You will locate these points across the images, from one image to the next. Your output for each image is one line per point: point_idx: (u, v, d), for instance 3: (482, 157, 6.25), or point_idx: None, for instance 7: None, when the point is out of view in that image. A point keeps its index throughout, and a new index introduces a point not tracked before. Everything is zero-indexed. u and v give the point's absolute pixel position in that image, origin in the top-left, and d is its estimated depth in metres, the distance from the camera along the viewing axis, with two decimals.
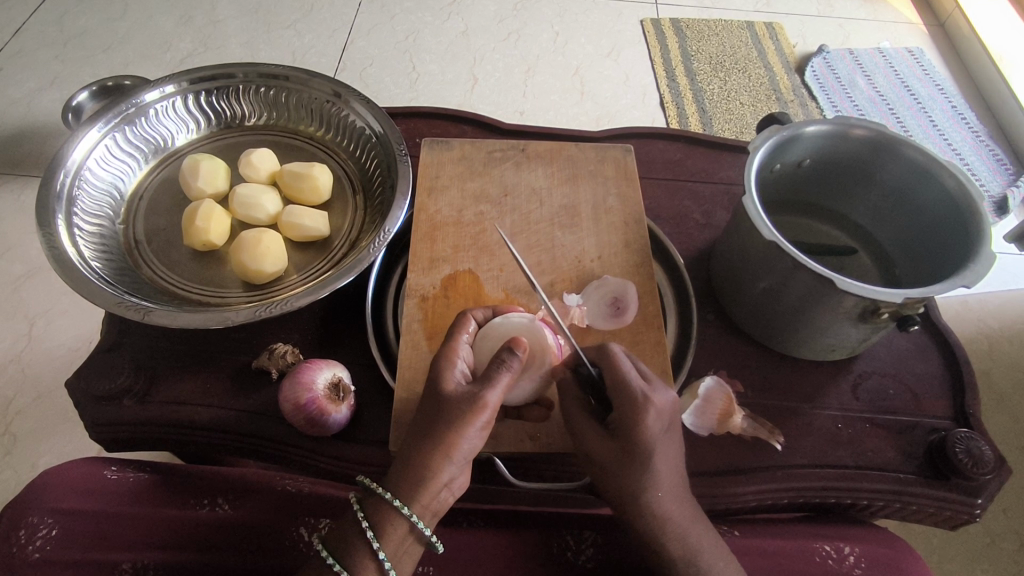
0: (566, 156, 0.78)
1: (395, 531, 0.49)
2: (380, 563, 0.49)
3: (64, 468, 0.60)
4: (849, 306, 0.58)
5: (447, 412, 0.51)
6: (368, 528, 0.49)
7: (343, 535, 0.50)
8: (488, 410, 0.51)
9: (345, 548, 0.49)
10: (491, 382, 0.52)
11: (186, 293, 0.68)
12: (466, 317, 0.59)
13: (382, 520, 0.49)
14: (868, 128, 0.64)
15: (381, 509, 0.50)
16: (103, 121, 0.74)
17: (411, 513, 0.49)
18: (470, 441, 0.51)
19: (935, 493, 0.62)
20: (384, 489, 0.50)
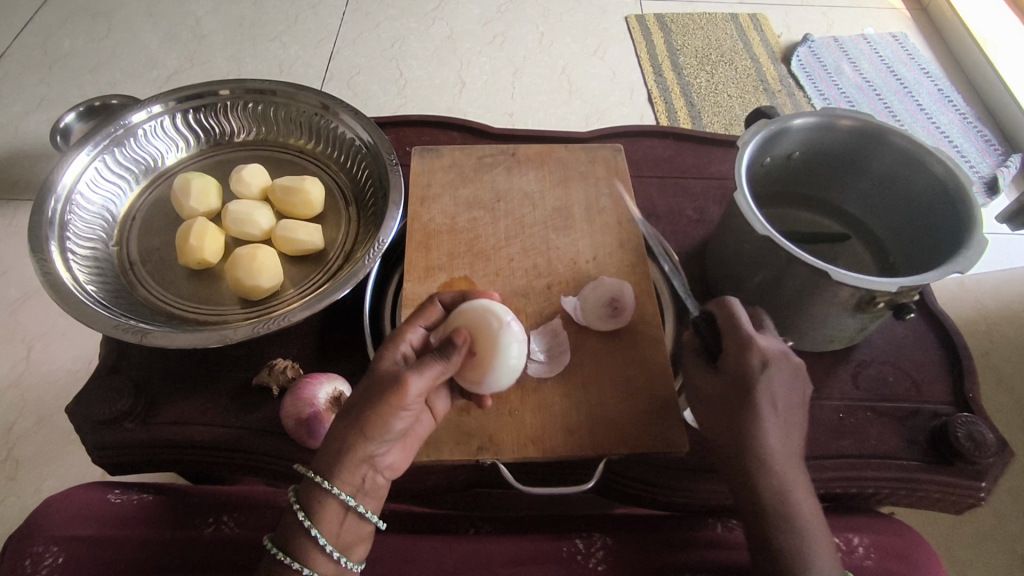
0: (557, 158, 0.79)
1: (329, 513, 0.49)
2: (319, 544, 0.49)
3: (64, 495, 0.60)
4: (845, 297, 0.58)
5: (372, 392, 0.51)
6: (301, 514, 0.49)
7: (285, 525, 0.50)
8: (412, 394, 0.50)
9: (286, 536, 0.49)
10: (420, 368, 0.51)
11: (183, 312, 0.68)
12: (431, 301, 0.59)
13: (314, 504, 0.49)
14: (856, 118, 0.64)
15: (311, 493, 0.49)
16: (92, 144, 0.74)
17: (337, 491, 0.49)
18: (395, 419, 0.50)
19: (940, 478, 0.62)
20: (310, 471, 0.49)
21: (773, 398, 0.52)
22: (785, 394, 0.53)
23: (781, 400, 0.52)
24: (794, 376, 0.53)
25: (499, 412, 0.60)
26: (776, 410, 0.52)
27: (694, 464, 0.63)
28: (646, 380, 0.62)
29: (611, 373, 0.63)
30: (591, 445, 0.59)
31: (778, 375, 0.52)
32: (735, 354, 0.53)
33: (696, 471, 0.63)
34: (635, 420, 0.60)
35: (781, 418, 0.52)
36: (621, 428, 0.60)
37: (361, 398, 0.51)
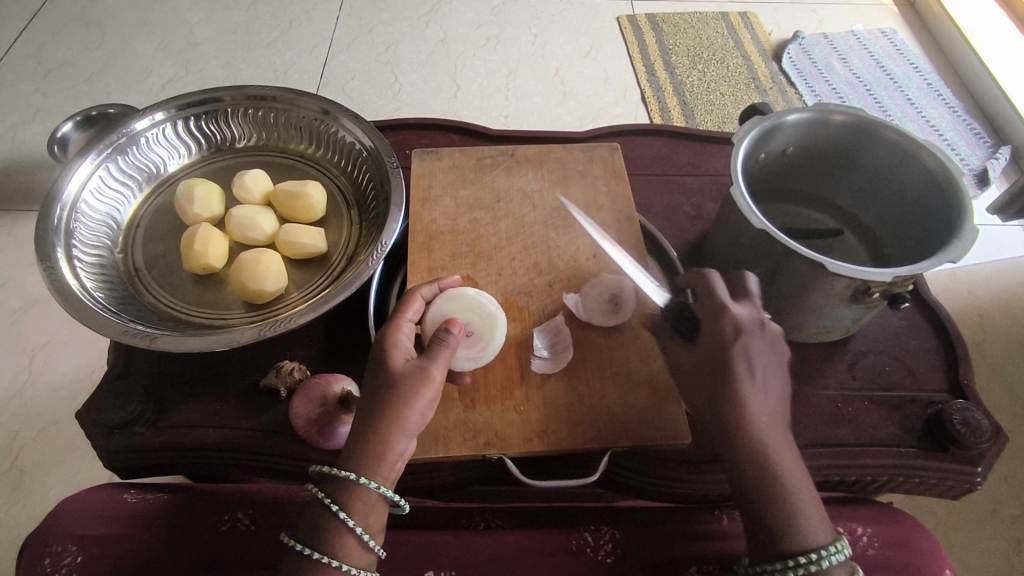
0: (555, 158, 0.80)
1: (364, 506, 0.50)
2: (358, 536, 0.50)
3: (80, 497, 0.61)
4: (841, 289, 0.60)
5: (390, 389, 0.52)
6: (334, 506, 0.50)
7: (313, 521, 0.51)
8: (435, 383, 0.54)
9: (316, 530, 0.50)
10: (434, 358, 0.55)
11: (188, 317, 0.69)
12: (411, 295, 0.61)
13: (350, 498, 0.50)
14: (849, 113, 0.65)
15: (343, 488, 0.50)
16: (95, 152, 0.75)
17: (375, 484, 0.50)
18: (422, 412, 0.53)
19: (936, 464, 0.63)
20: (341, 468, 0.50)
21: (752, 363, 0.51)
22: (767, 364, 0.53)
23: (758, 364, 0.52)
24: (771, 344, 0.53)
25: (504, 409, 0.61)
26: (755, 379, 0.51)
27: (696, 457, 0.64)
28: (648, 374, 0.63)
29: (613, 368, 0.64)
30: (595, 440, 0.60)
31: (757, 344, 0.53)
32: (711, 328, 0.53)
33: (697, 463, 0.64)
34: (638, 414, 0.61)
35: (763, 386, 0.52)
36: (625, 421, 0.61)
37: (383, 397, 0.52)
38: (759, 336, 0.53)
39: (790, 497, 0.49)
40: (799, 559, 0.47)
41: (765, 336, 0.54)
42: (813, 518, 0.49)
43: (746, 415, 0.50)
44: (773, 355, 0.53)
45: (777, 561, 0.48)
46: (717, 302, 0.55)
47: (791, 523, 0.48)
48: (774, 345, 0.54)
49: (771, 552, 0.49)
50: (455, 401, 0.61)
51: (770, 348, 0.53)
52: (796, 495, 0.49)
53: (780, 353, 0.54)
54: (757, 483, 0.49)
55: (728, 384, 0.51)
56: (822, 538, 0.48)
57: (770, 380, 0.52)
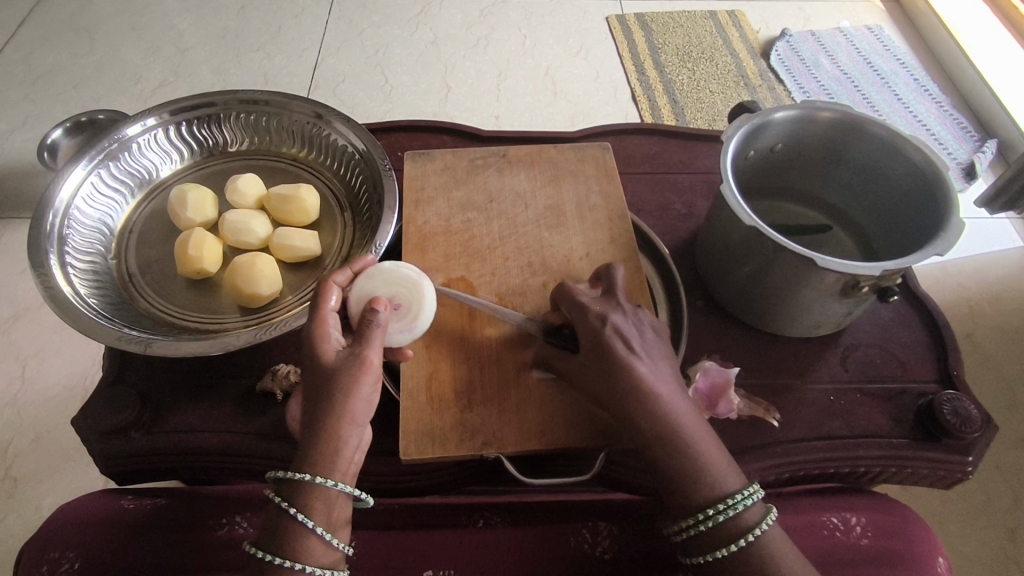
0: (546, 158, 0.80)
1: (320, 504, 0.51)
2: (317, 534, 0.51)
3: (79, 504, 0.61)
4: (830, 283, 0.61)
5: (331, 386, 0.52)
6: (291, 508, 0.51)
7: (273, 527, 0.51)
8: (373, 367, 0.54)
9: (274, 533, 0.51)
10: (366, 342, 0.54)
11: (183, 322, 0.69)
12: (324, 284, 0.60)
13: (305, 499, 0.51)
14: (834, 110, 0.66)
15: (299, 490, 0.51)
16: (87, 159, 0.74)
17: (329, 481, 0.51)
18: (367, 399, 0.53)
19: (927, 454, 0.64)
20: (293, 471, 0.51)
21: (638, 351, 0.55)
22: (641, 340, 0.56)
23: (643, 346, 0.55)
24: (643, 326, 0.57)
25: (501, 408, 0.62)
26: (642, 356, 0.55)
27: None
28: None
29: None
30: (591, 437, 0.60)
31: (631, 329, 0.56)
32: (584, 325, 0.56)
33: None
34: None
35: (652, 362, 0.55)
36: None
37: (326, 396, 0.52)
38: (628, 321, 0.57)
39: (694, 454, 0.52)
40: (709, 510, 0.51)
41: (636, 321, 0.57)
42: (720, 466, 0.53)
43: (637, 388, 0.53)
44: (650, 335, 0.57)
45: (690, 515, 0.52)
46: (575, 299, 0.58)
47: (701, 477, 0.52)
48: (645, 328, 0.57)
49: (690, 509, 0.52)
50: (453, 401, 0.62)
51: (646, 330, 0.57)
52: (699, 449, 0.53)
53: (656, 333, 0.58)
54: (659, 447, 0.52)
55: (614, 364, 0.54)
56: (730, 490, 0.52)
57: (652, 353, 0.56)
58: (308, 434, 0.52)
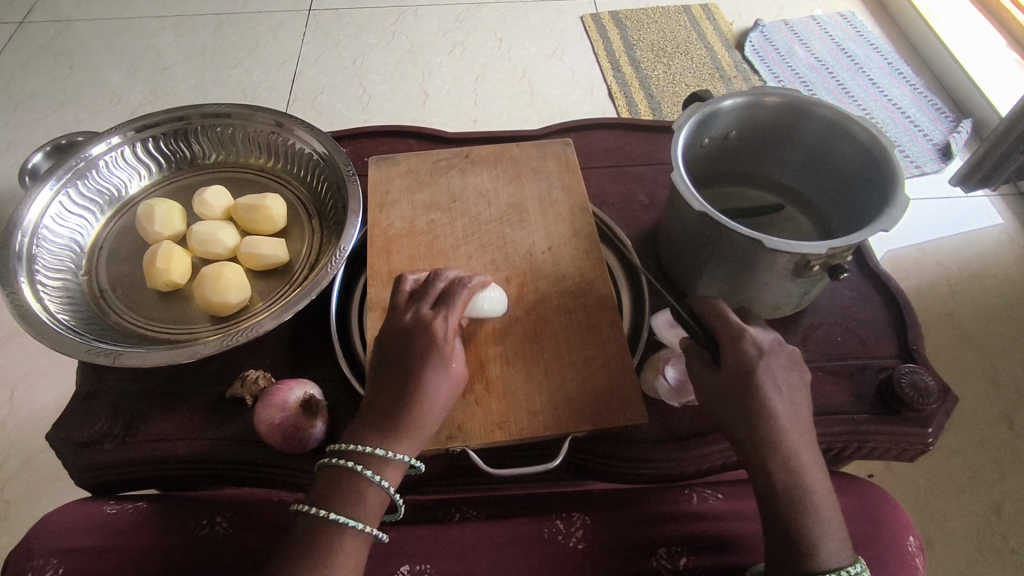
0: (509, 156, 0.82)
1: (393, 471, 0.55)
2: (387, 494, 0.55)
3: (59, 513, 0.62)
4: (783, 263, 0.62)
5: (423, 366, 0.56)
6: (369, 471, 0.54)
7: (342, 490, 0.54)
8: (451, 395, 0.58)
9: (332, 493, 0.54)
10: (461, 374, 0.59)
11: (154, 334, 0.70)
12: (437, 276, 0.62)
13: (382, 465, 0.54)
14: (781, 94, 0.68)
15: (379, 459, 0.54)
16: (54, 178, 0.76)
17: (402, 454, 0.55)
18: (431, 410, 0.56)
19: (890, 427, 0.65)
20: (374, 445, 0.54)
21: (781, 394, 0.54)
22: (785, 378, 0.55)
23: (783, 383, 0.55)
24: (792, 372, 0.56)
25: (466, 401, 0.63)
26: (784, 397, 0.54)
27: (659, 436, 0.66)
28: (605, 359, 0.65)
29: (572, 356, 0.66)
30: (557, 427, 0.62)
31: (777, 364, 0.55)
32: (738, 348, 0.55)
33: (660, 442, 0.65)
34: (597, 398, 0.63)
35: (789, 401, 0.54)
36: (584, 404, 0.63)
37: (413, 375, 0.56)
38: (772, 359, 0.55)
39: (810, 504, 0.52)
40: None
41: (785, 360, 0.56)
42: (834, 534, 0.52)
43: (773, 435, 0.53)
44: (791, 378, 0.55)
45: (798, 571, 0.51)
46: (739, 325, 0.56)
47: (811, 541, 0.52)
48: (798, 373, 0.56)
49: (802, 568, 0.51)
50: None
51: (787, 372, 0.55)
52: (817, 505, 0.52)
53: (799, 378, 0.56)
54: (785, 493, 0.52)
55: (753, 414, 0.53)
56: (842, 559, 0.52)
57: (791, 398, 0.54)
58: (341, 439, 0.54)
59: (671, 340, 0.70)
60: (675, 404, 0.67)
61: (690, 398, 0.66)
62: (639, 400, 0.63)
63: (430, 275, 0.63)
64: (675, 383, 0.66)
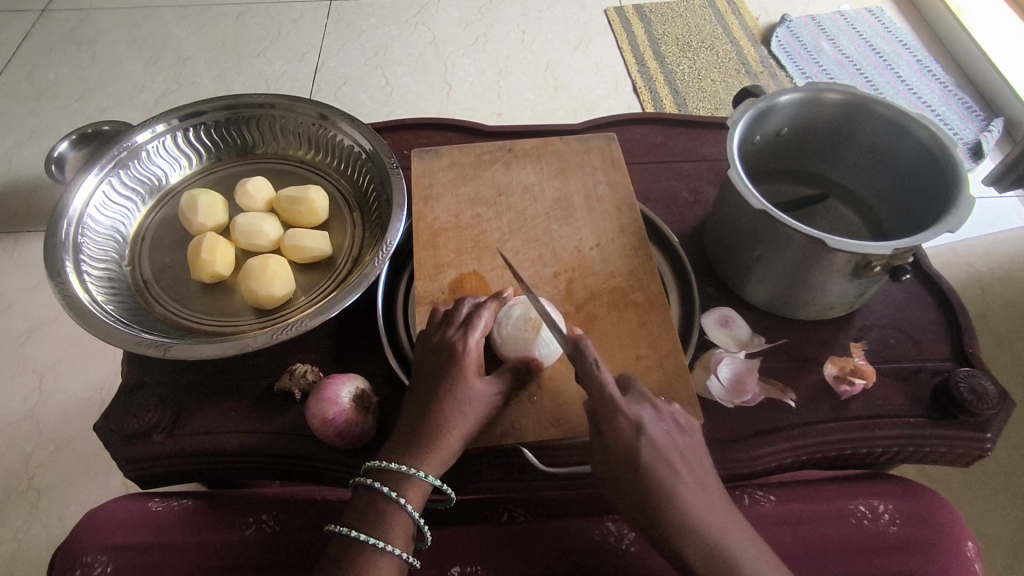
0: (552, 151, 0.81)
1: (416, 491, 0.55)
2: (410, 515, 0.55)
3: (106, 508, 0.62)
4: (841, 264, 0.61)
5: (451, 384, 0.56)
6: (389, 491, 0.54)
7: (365, 507, 0.55)
8: (487, 408, 0.57)
9: (359, 514, 0.55)
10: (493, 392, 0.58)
11: (200, 326, 0.70)
12: (460, 301, 0.62)
13: (403, 483, 0.54)
14: (841, 91, 0.66)
15: (396, 477, 0.55)
16: (98, 167, 0.75)
17: (421, 472, 0.54)
18: (469, 415, 0.56)
19: (946, 432, 0.64)
20: (394, 462, 0.55)
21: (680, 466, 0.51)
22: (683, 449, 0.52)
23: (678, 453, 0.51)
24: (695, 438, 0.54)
25: (519, 400, 0.62)
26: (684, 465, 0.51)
27: (712, 437, 0.64)
28: (657, 358, 0.65)
29: (623, 355, 0.65)
30: None
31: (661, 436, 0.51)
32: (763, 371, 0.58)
33: (713, 443, 0.64)
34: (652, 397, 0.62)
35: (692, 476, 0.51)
36: None
37: (440, 397, 0.56)
38: (668, 424, 0.52)
39: None
40: None
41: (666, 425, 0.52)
42: None
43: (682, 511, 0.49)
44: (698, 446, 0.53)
45: None
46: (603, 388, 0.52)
47: None
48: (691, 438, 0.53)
49: None
50: None
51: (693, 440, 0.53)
52: None
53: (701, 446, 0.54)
54: None
55: (666, 483, 0.50)
56: None
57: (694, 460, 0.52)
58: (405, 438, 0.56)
59: (721, 340, 0.71)
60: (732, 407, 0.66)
61: (748, 398, 0.66)
62: (692, 400, 0.62)
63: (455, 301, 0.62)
64: (729, 383, 0.66)
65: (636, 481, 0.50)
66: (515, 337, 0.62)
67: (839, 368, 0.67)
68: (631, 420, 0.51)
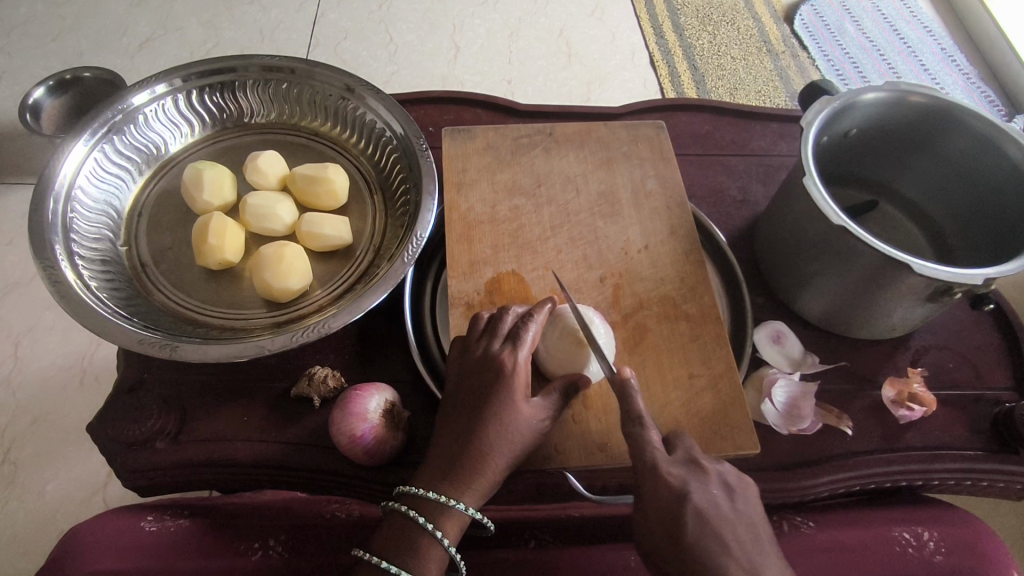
0: (596, 137, 0.74)
1: (453, 523, 0.49)
2: (445, 549, 0.49)
3: (93, 528, 0.57)
4: (915, 288, 0.56)
5: (496, 408, 0.51)
6: (425, 521, 0.49)
7: (396, 536, 0.49)
8: (534, 434, 0.52)
9: (390, 542, 0.49)
10: (542, 414, 0.53)
11: (206, 318, 0.63)
12: (504, 310, 0.56)
13: (440, 514, 0.49)
14: (927, 94, 0.60)
15: (432, 506, 0.49)
16: (89, 132, 0.67)
17: (461, 504, 0.49)
18: (513, 443, 0.50)
19: (1007, 467, 0.61)
20: (433, 491, 0.49)
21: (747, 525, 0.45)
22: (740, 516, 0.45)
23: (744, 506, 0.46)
24: (751, 502, 0.46)
25: (564, 418, 0.57)
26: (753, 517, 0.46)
27: (762, 464, 0.61)
28: (710, 378, 0.60)
29: (674, 372, 0.60)
30: None
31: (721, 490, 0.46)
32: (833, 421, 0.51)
33: (764, 470, 0.61)
34: (704, 420, 0.58)
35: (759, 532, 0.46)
36: (693, 427, 0.57)
37: (483, 423, 0.50)
38: (713, 489, 0.45)
39: None
40: None
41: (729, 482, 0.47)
42: None
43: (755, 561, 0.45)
44: (754, 513, 0.46)
45: None
46: (641, 448, 0.47)
47: None
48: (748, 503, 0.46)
49: None
50: None
51: (747, 506, 0.46)
52: None
53: (759, 512, 0.47)
54: None
55: (708, 565, 0.42)
56: None
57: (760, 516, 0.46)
58: (443, 466, 0.50)
59: (773, 357, 0.66)
60: (786, 434, 0.62)
61: (805, 425, 0.62)
62: (749, 424, 0.58)
63: (498, 310, 0.57)
64: (784, 408, 0.63)
65: (679, 559, 0.43)
66: (562, 351, 0.57)
67: (896, 392, 0.63)
68: (670, 488, 0.45)
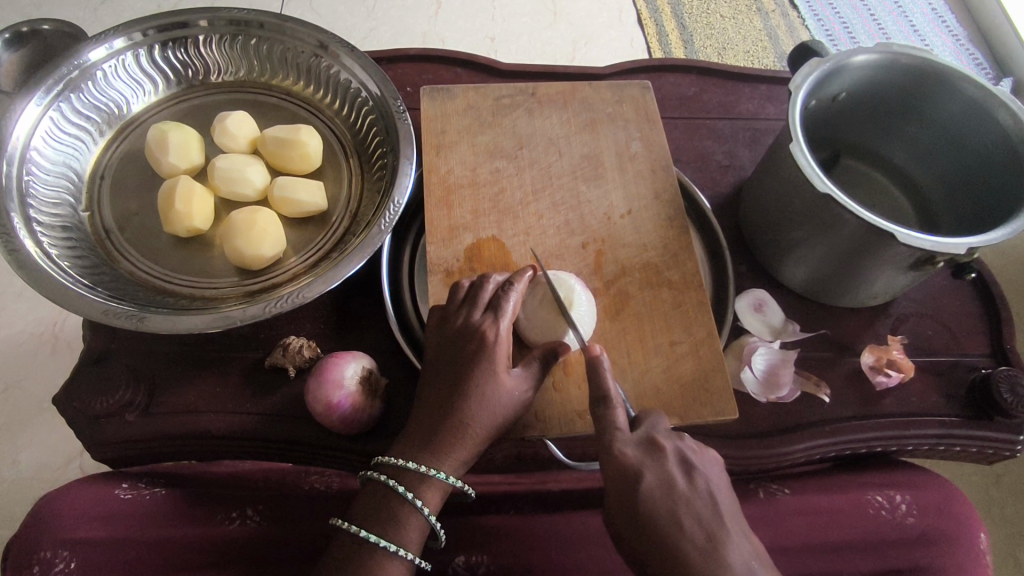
0: (580, 98, 0.71)
1: (433, 493, 0.48)
2: (426, 517, 0.48)
3: (65, 492, 0.55)
4: (900, 257, 0.55)
5: (476, 377, 0.50)
6: (405, 491, 0.48)
7: (375, 505, 0.49)
8: (513, 403, 0.51)
9: (369, 512, 0.48)
10: (523, 385, 0.52)
11: (175, 286, 0.61)
12: (484, 279, 0.55)
13: (420, 483, 0.48)
14: (919, 57, 0.59)
15: (412, 477, 0.48)
16: (43, 90, 0.63)
17: (441, 473, 0.48)
18: (490, 413, 0.50)
19: (980, 432, 0.62)
20: (409, 461, 0.48)
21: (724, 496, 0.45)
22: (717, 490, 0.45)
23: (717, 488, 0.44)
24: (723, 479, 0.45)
25: (545, 386, 0.57)
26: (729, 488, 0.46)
27: (741, 431, 0.61)
28: (691, 345, 0.59)
29: (656, 340, 0.59)
30: None
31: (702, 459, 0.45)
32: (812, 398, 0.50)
33: (744, 438, 0.61)
34: (685, 388, 0.57)
35: None
36: (673, 395, 0.57)
37: (462, 393, 0.49)
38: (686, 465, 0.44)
39: None
40: None
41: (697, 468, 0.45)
42: None
43: None
44: None
45: None
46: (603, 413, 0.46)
47: None
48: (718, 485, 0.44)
49: None
50: None
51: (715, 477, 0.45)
52: None
53: None
54: None
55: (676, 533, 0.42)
56: None
57: None
58: (423, 436, 0.50)
59: (753, 325, 0.66)
60: (765, 402, 0.63)
61: (783, 393, 0.62)
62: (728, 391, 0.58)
63: (478, 278, 0.55)
64: (763, 376, 0.63)
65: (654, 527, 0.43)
66: (543, 320, 0.56)
67: (875, 358, 0.64)
68: (641, 459, 0.44)
